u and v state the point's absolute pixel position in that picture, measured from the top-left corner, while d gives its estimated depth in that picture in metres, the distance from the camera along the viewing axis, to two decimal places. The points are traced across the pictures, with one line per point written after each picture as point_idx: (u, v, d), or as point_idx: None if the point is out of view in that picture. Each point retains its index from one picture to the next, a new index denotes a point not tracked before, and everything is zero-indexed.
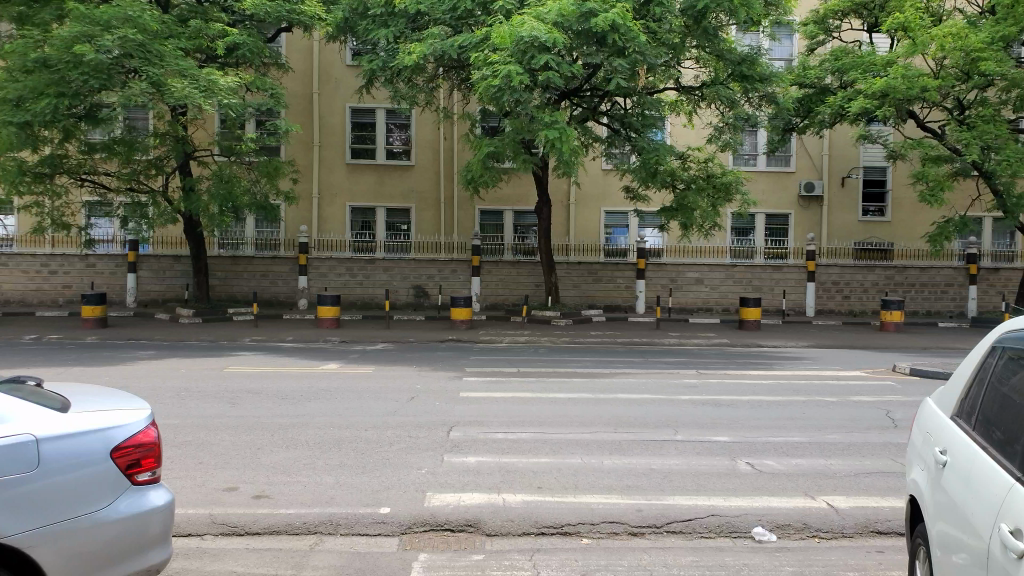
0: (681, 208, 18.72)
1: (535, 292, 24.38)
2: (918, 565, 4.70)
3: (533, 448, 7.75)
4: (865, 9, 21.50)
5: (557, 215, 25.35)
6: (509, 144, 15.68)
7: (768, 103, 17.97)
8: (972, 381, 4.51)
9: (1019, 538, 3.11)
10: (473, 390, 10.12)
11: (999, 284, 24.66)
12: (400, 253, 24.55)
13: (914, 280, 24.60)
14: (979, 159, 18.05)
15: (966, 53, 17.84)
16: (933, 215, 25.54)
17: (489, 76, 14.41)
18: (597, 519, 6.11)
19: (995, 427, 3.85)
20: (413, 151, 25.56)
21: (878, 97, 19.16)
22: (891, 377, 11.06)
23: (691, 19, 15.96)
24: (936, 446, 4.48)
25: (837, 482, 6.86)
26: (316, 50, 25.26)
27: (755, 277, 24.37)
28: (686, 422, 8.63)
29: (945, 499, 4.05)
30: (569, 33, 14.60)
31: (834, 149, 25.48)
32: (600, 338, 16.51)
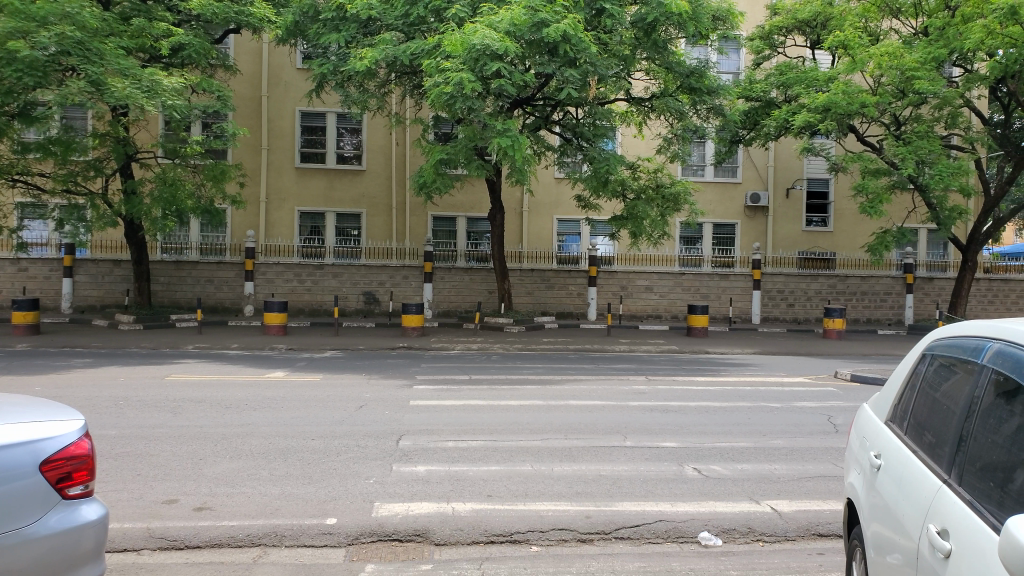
0: (632, 217, 19.00)
1: (488, 299, 24.30)
2: (856, 566, 4.85)
3: (483, 456, 7.72)
4: (808, 27, 22.33)
5: (510, 223, 25.48)
6: (461, 150, 15.66)
7: (715, 115, 18.36)
8: (906, 386, 4.66)
9: (946, 538, 3.21)
10: (424, 398, 10.03)
11: (934, 294, 25.60)
12: (350, 259, 24.16)
13: (855, 289, 25.38)
14: (914, 173, 18.76)
15: (901, 72, 18.55)
16: (873, 226, 26.47)
17: (441, 83, 14.36)
18: (547, 526, 6.12)
19: (926, 430, 3.99)
20: (365, 156, 25.37)
21: (821, 112, 19.79)
22: (833, 383, 11.35)
23: (641, 31, 16.24)
24: (872, 450, 4.63)
25: (781, 487, 7.01)
26: (265, 53, 24.91)
27: (703, 285, 24.80)
28: (635, 428, 8.71)
29: (879, 502, 4.17)
30: (521, 42, 14.65)
31: (780, 161, 26.19)
32: (553, 344, 16.58)
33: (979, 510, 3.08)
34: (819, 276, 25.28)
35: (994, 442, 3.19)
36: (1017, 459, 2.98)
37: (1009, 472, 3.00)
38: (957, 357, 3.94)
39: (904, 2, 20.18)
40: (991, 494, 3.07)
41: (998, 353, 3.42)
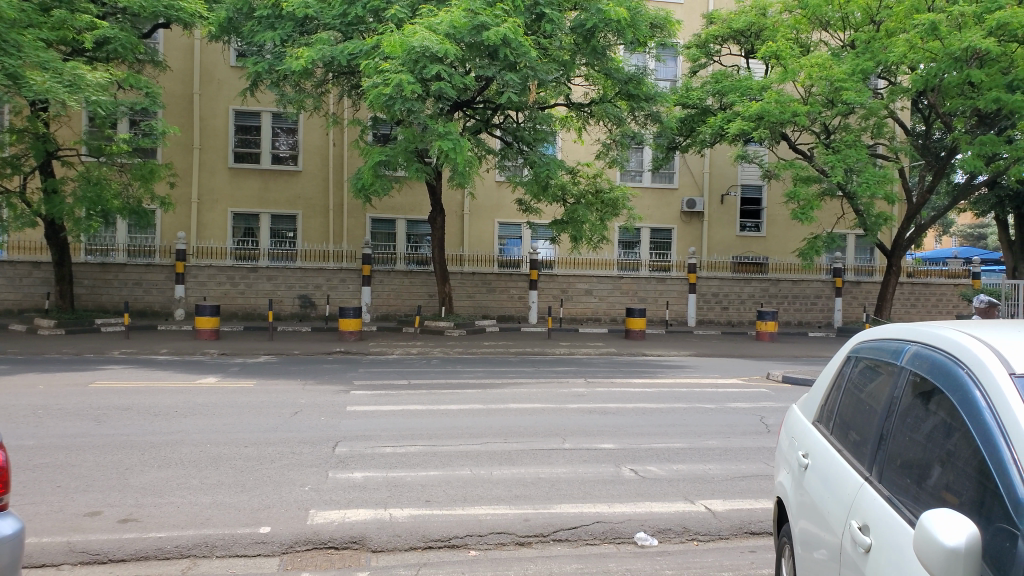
0: (572, 221, 19.21)
1: (428, 302, 24.17)
2: (784, 562, 4.97)
3: (421, 461, 7.65)
4: (742, 36, 23.01)
5: (450, 226, 25.47)
6: (400, 152, 15.46)
7: (652, 121, 18.64)
8: (832, 387, 4.82)
9: (866, 533, 3.25)
10: (361, 403, 9.88)
11: (862, 297, 26.59)
12: (285, 262, 23.60)
13: (787, 292, 26.08)
14: (842, 181, 19.43)
15: (830, 83, 19.15)
16: (804, 232, 27.39)
17: (380, 83, 14.23)
18: (486, 530, 6.10)
19: (851, 429, 4.08)
20: (300, 157, 24.95)
21: (754, 120, 20.34)
22: (765, 384, 11.67)
23: (581, 37, 16.47)
24: (800, 449, 4.75)
25: (715, 486, 7.16)
26: (196, 49, 24.27)
27: (640, 289, 25.18)
28: (573, 429, 8.77)
29: (806, 500, 4.28)
30: (461, 45, 14.63)
31: (714, 168, 26.85)
32: (493, 348, 16.59)
33: (896, 506, 3.11)
34: (751, 280, 25.86)
35: (913, 440, 3.23)
36: (932, 456, 3.02)
37: (925, 469, 3.04)
38: (880, 358, 4.05)
39: (832, 15, 20.96)
40: (908, 491, 3.11)
41: (916, 354, 3.52)
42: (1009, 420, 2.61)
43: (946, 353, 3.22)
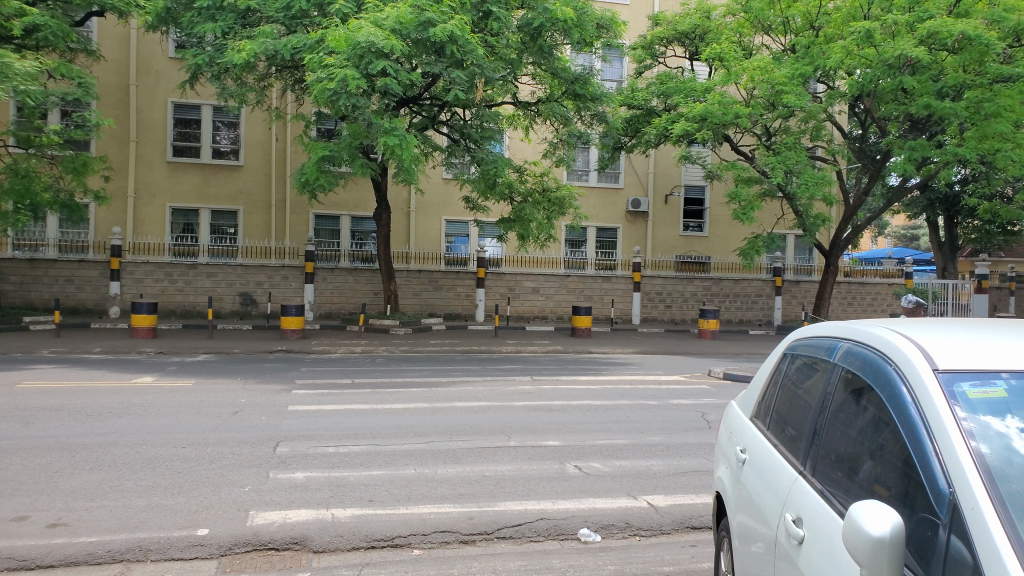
0: (520, 220, 19.28)
1: (374, 300, 23.93)
2: (724, 557, 5.03)
3: (364, 461, 7.58)
4: (687, 39, 23.45)
5: (397, 223, 25.33)
6: (345, 148, 15.24)
7: (598, 121, 18.83)
8: (769, 383, 4.93)
9: (800, 526, 3.26)
10: (304, 403, 9.74)
11: (801, 295, 27.32)
12: (226, 258, 23.15)
13: (728, 291, 26.66)
14: (783, 182, 19.95)
15: (771, 86, 19.61)
16: (746, 232, 28.03)
17: (324, 78, 14.09)
18: (429, 529, 6.08)
19: (788, 425, 4.15)
20: (242, 152, 24.49)
21: (698, 121, 20.70)
22: (707, 381, 11.90)
23: (528, 36, 16.51)
24: (738, 445, 4.84)
25: (656, 482, 7.26)
26: (132, 39, 23.65)
27: (587, 288, 25.37)
28: (518, 427, 8.80)
29: (744, 494, 4.33)
30: (407, 41, 14.54)
31: (660, 168, 27.26)
32: (440, 346, 16.54)
33: (829, 499, 3.15)
34: (694, 279, 26.35)
35: (847, 435, 3.28)
36: (863, 449, 3.06)
37: (857, 462, 3.08)
38: (816, 355, 4.13)
39: (773, 20, 21.49)
40: (841, 485, 3.16)
41: (850, 351, 3.60)
42: (931, 411, 2.64)
43: (877, 350, 3.28)
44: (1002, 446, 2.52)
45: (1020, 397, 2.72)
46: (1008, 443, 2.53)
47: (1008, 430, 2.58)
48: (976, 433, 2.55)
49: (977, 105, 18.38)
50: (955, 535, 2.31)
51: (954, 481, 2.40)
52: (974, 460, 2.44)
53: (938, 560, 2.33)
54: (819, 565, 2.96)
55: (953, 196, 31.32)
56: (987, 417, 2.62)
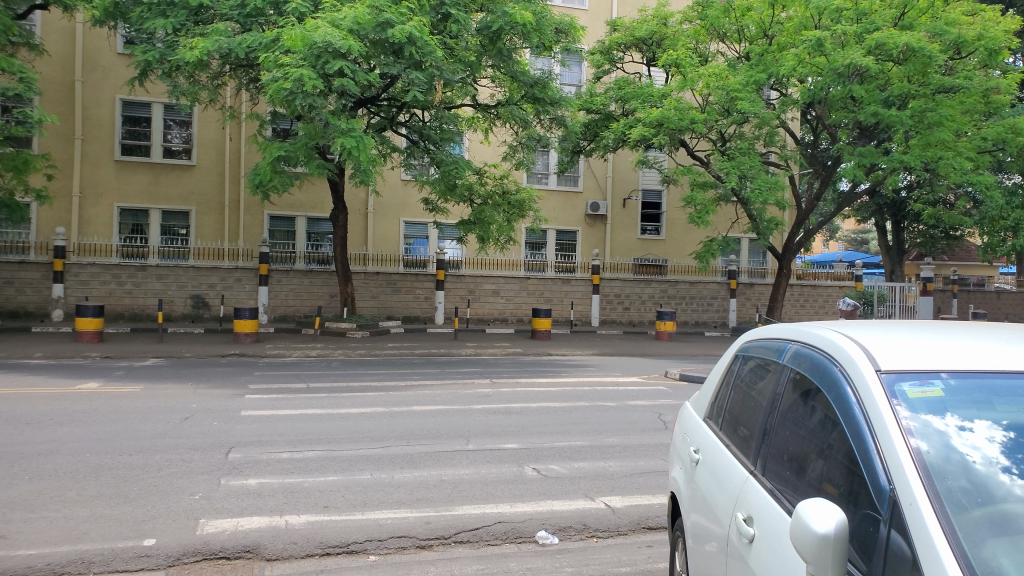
0: (479, 222, 19.19)
1: (330, 303, 23.63)
2: (677, 556, 5.09)
3: (320, 466, 7.46)
4: (645, 44, 23.75)
5: (353, 225, 25.10)
6: (301, 148, 15.03)
7: (558, 125, 18.96)
8: (722, 384, 5.01)
9: (750, 524, 3.30)
10: (257, 408, 9.55)
11: (754, 298, 27.88)
12: (177, 259, 22.63)
13: (685, 293, 27.00)
14: (737, 186, 20.33)
15: (726, 92, 20.01)
16: (700, 235, 28.57)
17: (280, 77, 13.86)
18: (385, 535, 6.00)
19: (740, 426, 4.20)
20: (194, 151, 24.02)
21: (655, 126, 20.96)
22: (663, 382, 12.05)
23: (487, 39, 16.53)
24: (692, 445, 4.90)
25: (614, 483, 7.31)
26: (79, 34, 22.94)
27: (546, 290, 25.47)
28: (478, 431, 8.77)
29: (697, 493, 4.38)
30: (364, 41, 14.41)
31: (617, 173, 27.58)
32: (398, 350, 16.40)
33: (778, 498, 3.20)
34: (651, 282, 26.58)
35: (796, 434, 3.33)
36: (811, 449, 3.10)
37: (805, 461, 3.11)
38: (767, 356, 4.20)
39: (729, 27, 22.00)
40: (790, 482, 3.20)
41: (799, 352, 3.67)
42: (874, 411, 2.68)
43: (824, 352, 3.33)
44: (941, 444, 2.56)
45: (957, 394, 2.75)
46: (946, 440, 2.56)
47: (946, 428, 2.61)
48: (917, 431, 2.58)
49: (920, 114, 19.03)
50: (895, 530, 2.34)
51: (894, 478, 2.43)
52: (913, 458, 2.47)
53: (879, 555, 2.36)
54: (768, 561, 2.99)
55: (899, 201, 32.41)
56: (927, 416, 2.65)
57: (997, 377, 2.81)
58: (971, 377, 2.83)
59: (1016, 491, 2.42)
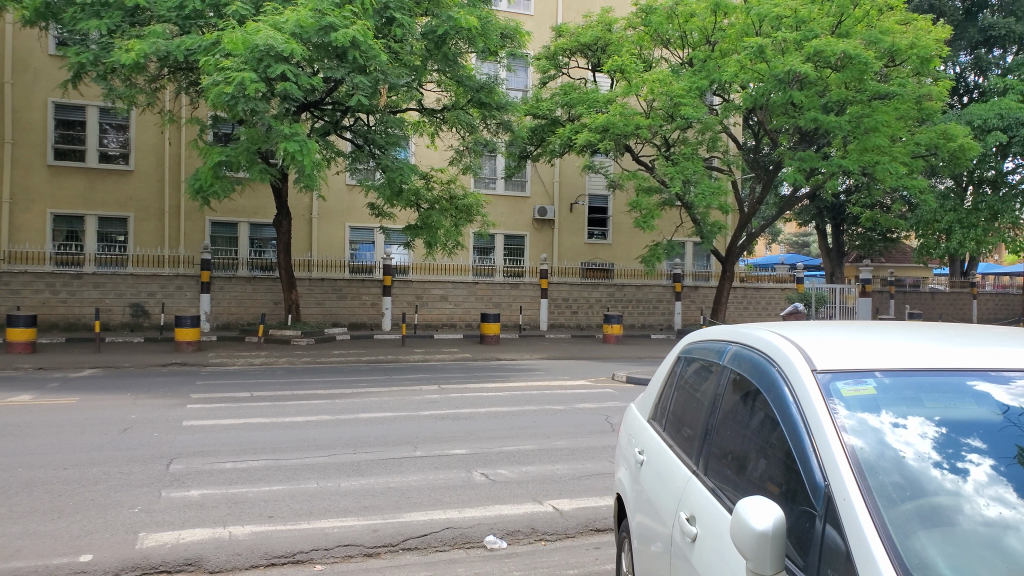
0: (426, 227, 19.03)
1: (274, 309, 23.34)
2: (623, 558, 5.08)
3: (265, 476, 7.38)
4: (589, 50, 24.03)
5: (298, 230, 24.87)
6: (243, 153, 14.78)
7: (504, 130, 19.00)
8: (665, 386, 5.00)
9: (692, 522, 3.24)
10: (200, 417, 9.39)
11: (699, 301, 28.28)
12: (114, 267, 21.99)
13: (631, 297, 27.25)
14: (681, 191, 20.63)
15: (670, 98, 20.16)
16: (646, 239, 29.00)
17: (221, 81, 13.60)
18: (332, 543, 5.94)
19: (683, 426, 4.18)
20: (132, 155, 23.59)
21: (601, 132, 21.18)
22: (610, 384, 12.21)
23: (432, 43, 16.42)
24: (637, 447, 4.88)
25: (561, 486, 7.37)
26: (8, 35, 22.23)
27: (495, 294, 25.54)
28: (425, 437, 8.75)
29: (642, 494, 4.35)
30: (307, 45, 14.24)
31: (564, 178, 27.87)
32: (344, 356, 16.27)
33: (719, 497, 3.14)
34: (599, 285, 26.72)
35: (736, 432, 3.30)
36: (750, 446, 3.07)
37: (745, 459, 3.08)
38: (708, 358, 4.19)
39: (672, 34, 22.30)
40: (730, 481, 3.17)
41: (738, 353, 3.63)
42: (809, 408, 2.65)
43: (762, 352, 3.31)
44: (876, 441, 2.54)
45: (889, 393, 2.72)
46: (881, 437, 2.54)
47: (881, 425, 2.59)
48: (852, 429, 2.56)
49: (858, 119, 19.58)
50: (829, 525, 2.32)
51: (829, 474, 2.41)
52: (847, 455, 2.45)
53: (815, 549, 2.34)
54: (709, 561, 2.93)
55: (839, 203, 33.42)
56: (863, 414, 2.63)
57: (929, 375, 2.79)
58: (904, 374, 2.80)
59: (948, 485, 2.41)
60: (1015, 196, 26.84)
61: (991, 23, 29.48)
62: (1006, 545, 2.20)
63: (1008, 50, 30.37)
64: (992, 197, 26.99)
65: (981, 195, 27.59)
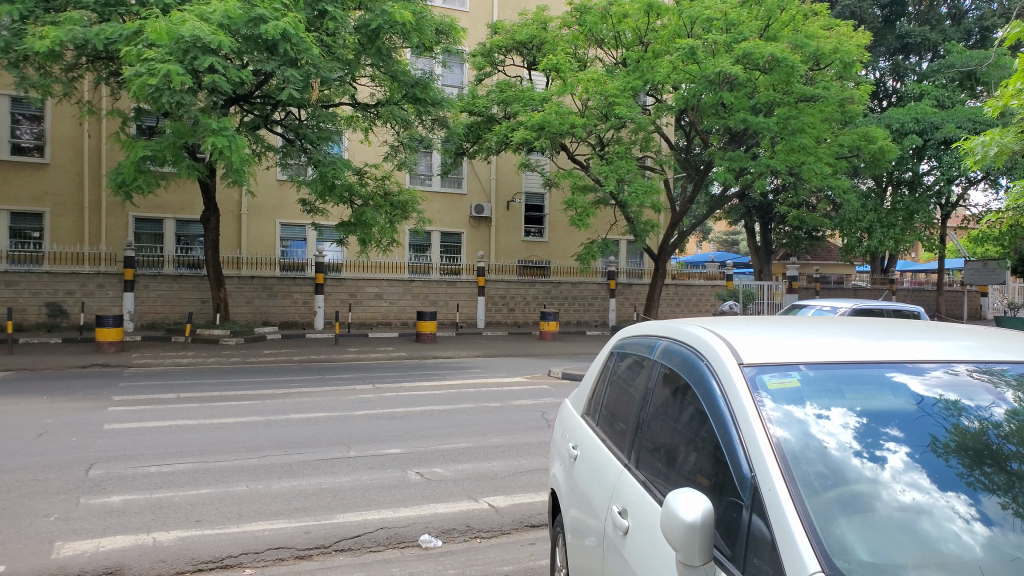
0: (360, 224, 18.79)
1: (201, 308, 22.69)
2: (558, 552, 5.08)
3: (192, 479, 7.18)
4: (524, 48, 24.14)
5: (226, 226, 24.24)
6: (168, 147, 14.32)
7: (440, 126, 18.87)
8: (598, 381, 5.03)
9: (624, 516, 3.28)
10: (121, 421, 9.05)
11: (633, 298, 28.82)
12: (28, 265, 21.03)
13: (567, 294, 27.58)
14: (615, 190, 20.89)
15: (605, 97, 20.49)
16: (582, 237, 29.38)
17: (143, 73, 13.12)
18: (262, 547, 5.80)
19: (615, 420, 4.21)
20: (47, 148, 22.61)
21: (536, 130, 21.25)
22: (546, 381, 12.33)
23: (365, 37, 16.26)
24: (571, 442, 4.91)
25: (497, 483, 7.39)
26: None
27: (431, 292, 25.44)
28: (360, 437, 8.66)
29: (575, 490, 4.38)
30: (236, 37, 13.97)
31: (500, 175, 27.94)
32: (275, 356, 15.94)
33: (651, 489, 3.19)
34: (535, 283, 26.98)
35: (666, 426, 3.34)
36: (680, 440, 3.11)
37: (676, 452, 3.11)
38: (639, 353, 4.23)
39: (606, 33, 22.60)
40: (662, 474, 3.21)
41: (668, 348, 3.67)
42: (736, 401, 2.68)
43: (692, 347, 3.34)
44: (801, 432, 2.58)
45: (812, 384, 2.77)
46: (806, 428, 2.59)
47: (805, 417, 2.64)
48: (778, 420, 2.60)
49: (785, 121, 20.22)
50: (755, 515, 2.35)
51: (755, 465, 2.45)
52: (773, 446, 2.49)
53: (741, 539, 2.36)
54: (641, 553, 2.97)
55: (767, 203, 34.62)
56: (788, 406, 2.67)
57: (850, 367, 2.85)
58: (827, 367, 2.85)
59: (867, 473, 2.46)
60: (930, 196, 28.18)
61: (908, 30, 30.86)
62: (921, 530, 2.27)
63: (924, 56, 31.85)
64: (909, 197, 28.32)
65: (900, 196, 28.89)
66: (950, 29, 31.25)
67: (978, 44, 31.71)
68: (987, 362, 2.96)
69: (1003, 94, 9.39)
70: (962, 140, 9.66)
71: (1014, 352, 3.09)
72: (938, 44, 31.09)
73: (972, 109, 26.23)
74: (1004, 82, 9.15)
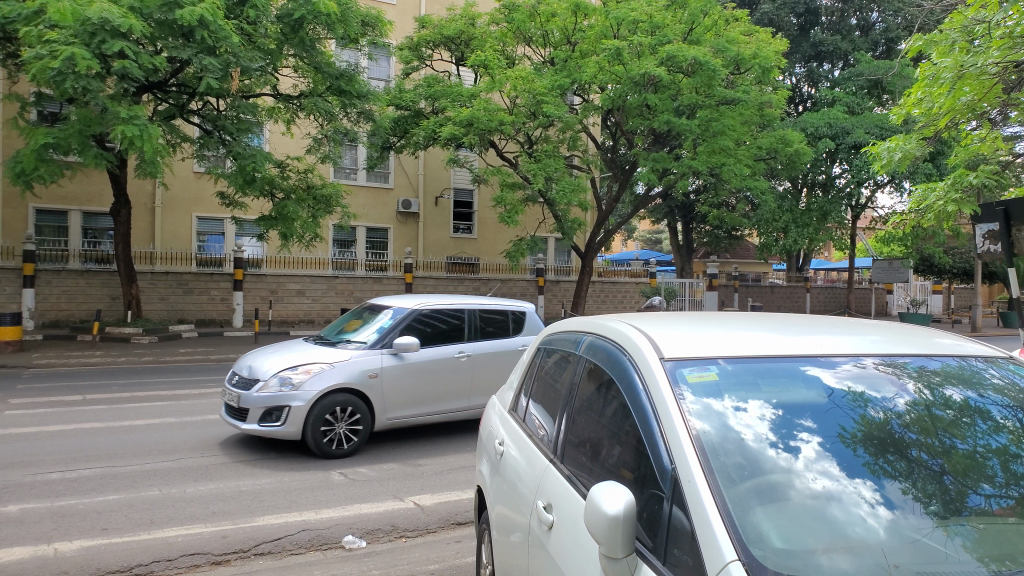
0: (282, 217, 18.34)
1: (110, 306, 21.68)
2: (483, 549, 5.05)
3: (98, 485, 6.81)
4: (452, 43, 24.08)
5: (138, 220, 23.17)
6: (73, 135, 13.56)
7: (365, 120, 18.58)
8: (526, 376, 5.04)
9: (550, 511, 3.29)
10: (17, 425, 8.50)
11: (561, 295, 29.14)
12: None
13: (496, 291, 27.66)
14: (543, 188, 21.02)
15: (533, 95, 20.71)
16: (511, 235, 29.55)
17: (44, 55, 12.43)
18: (176, 553, 5.55)
19: (542, 415, 4.23)
20: None
21: (465, 126, 21.06)
22: None
23: (289, 27, 15.83)
24: (497, 438, 4.91)
25: (423, 482, 7.33)
26: None
27: (357, 289, 25.05)
28: (279, 439, 8.42)
29: (502, 485, 4.38)
30: (148, 21, 13.47)
31: (428, 170, 27.78)
32: (189, 356, 15.32)
33: (575, 484, 3.21)
34: (464, 280, 26.98)
35: (591, 419, 3.38)
36: (604, 434, 3.15)
37: (601, 446, 3.15)
38: (565, 348, 4.27)
39: (534, 32, 22.79)
40: (586, 468, 3.24)
41: (593, 344, 3.70)
42: (658, 396, 2.72)
43: (615, 342, 3.39)
44: (719, 424, 2.64)
45: (730, 378, 2.84)
46: (724, 420, 2.65)
47: (724, 409, 2.70)
48: (697, 413, 2.65)
49: (707, 123, 20.75)
50: (676, 506, 2.39)
51: (676, 458, 2.49)
52: (692, 438, 2.54)
53: (663, 532, 2.41)
54: (565, 548, 2.98)
55: (688, 203, 35.67)
56: (707, 399, 2.72)
57: (765, 361, 2.95)
58: (744, 362, 2.94)
59: (782, 463, 2.54)
60: (841, 198, 29.55)
61: (821, 39, 32.35)
62: (831, 515, 2.35)
63: (835, 65, 33.48)
64: (822, 199, 29.69)
65: (815, 197, 30.24)
66: (859, 39, 32.81)
67: (884, 54, 33.48)
68: (890, 355, 3.11)
69: (905, 102, 10.01)
70: (869, 146, 10.21)
71: (916, 346, 3.27)
72: (849, 53, 32.66)
73: (879, 116, 27.69)
74: (905, 91, 9.77)
